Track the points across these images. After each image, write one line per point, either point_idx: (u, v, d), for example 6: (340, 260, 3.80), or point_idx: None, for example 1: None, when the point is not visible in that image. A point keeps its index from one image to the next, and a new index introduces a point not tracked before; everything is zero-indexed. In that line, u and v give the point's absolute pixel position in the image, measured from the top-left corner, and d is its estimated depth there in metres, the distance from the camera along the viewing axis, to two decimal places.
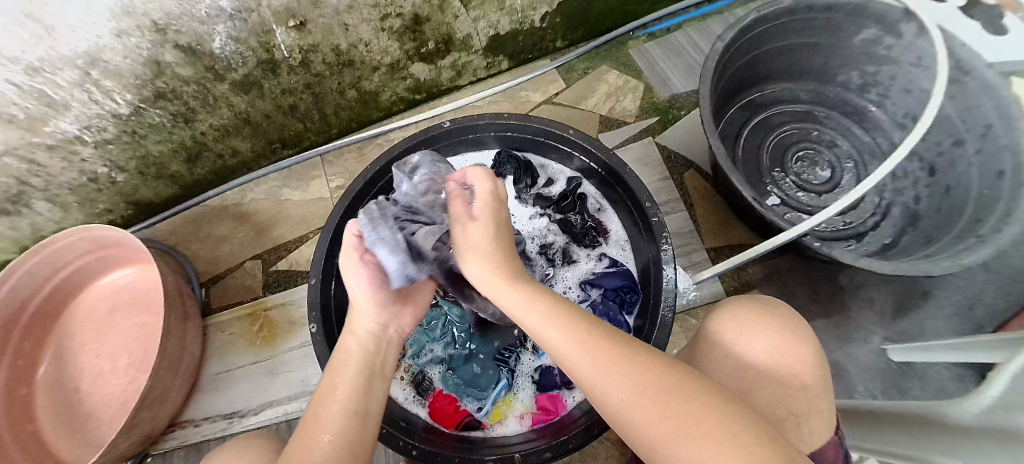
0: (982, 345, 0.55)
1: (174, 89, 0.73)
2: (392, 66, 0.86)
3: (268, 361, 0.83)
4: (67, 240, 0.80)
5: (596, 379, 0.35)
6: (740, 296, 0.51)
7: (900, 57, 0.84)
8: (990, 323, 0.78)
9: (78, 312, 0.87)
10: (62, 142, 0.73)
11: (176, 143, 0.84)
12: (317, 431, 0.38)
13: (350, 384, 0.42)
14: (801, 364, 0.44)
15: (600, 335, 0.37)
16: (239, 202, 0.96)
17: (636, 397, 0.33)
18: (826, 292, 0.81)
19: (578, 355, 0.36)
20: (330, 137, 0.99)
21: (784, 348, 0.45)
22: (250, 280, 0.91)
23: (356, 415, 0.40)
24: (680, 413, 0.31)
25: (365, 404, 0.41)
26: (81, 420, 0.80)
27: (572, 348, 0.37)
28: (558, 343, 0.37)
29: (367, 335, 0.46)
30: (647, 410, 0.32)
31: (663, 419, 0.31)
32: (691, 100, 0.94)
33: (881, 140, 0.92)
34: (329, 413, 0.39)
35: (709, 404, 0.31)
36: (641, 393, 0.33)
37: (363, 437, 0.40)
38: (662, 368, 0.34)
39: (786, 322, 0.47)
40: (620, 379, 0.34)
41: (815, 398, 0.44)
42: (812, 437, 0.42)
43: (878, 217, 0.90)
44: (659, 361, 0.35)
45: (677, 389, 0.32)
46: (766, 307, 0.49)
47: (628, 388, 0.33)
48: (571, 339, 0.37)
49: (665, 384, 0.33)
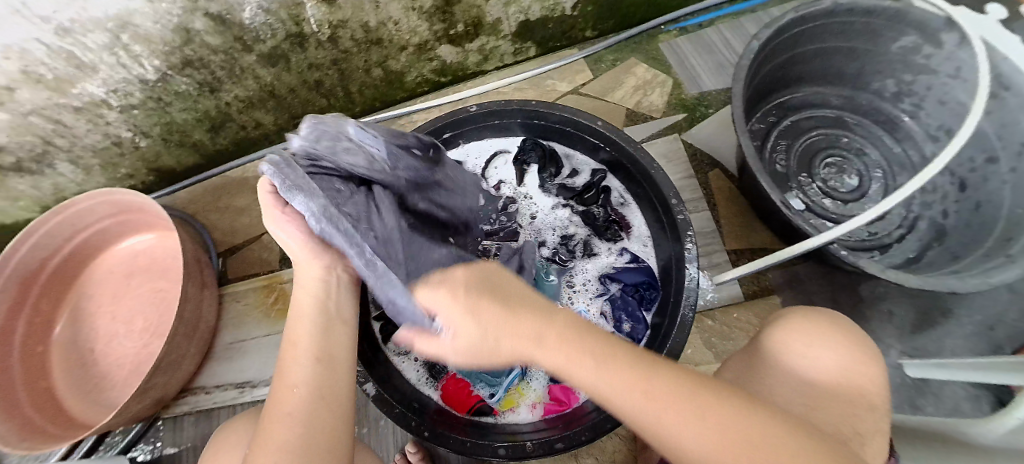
0: (1005, 366, 0.54)
1: (202, 57, 0.73)
2: (419, 46, 0.85)
3: (282, 334, 0.84)
4: (89, 203, 0.80)
5: (660, 424, 0.33)
6: (807, 308, 0.51)
7: (938, 68, 0.82)
8: (1010, 344, 0.77)
9: (97, 274, 0.89)
10: (88, 105, 0.73)
11: (200, 113, 0.84)
12: (288, 387, 0.38)
13: (309, 334, 0.41)
14: (869, 384, 0.44)
15: (656, 376, 0.35)
16: (259, 175, 0.97)
17: (717, 449, 0.31)
18: (845, 302, 0.80)
19: (628, 398, 0.34)
20: (352, 115, 0.99)
21: (854, 366, 0.45)
22: (267, 253, 0.92)
23: (323, 362, 0.40)
24: (747, 449, 0.31)
25: (331, 351, 0.41)
26: (96, 380, 0.82)
27: (620, 388, 0.34)
28: (605, 387, 0.34)
29: (314, 281, 0.43)
30: (728, 460, 0.31)
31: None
32: (720, 99, 0.92)
33: (912, 152, 0.90)
34: (296, 366, 0.39)
35: (785, 445, 0.31)
36: (721, 443, 0.31)
37: (334, 382, 0.40)
38: (728, 410, 0.33)
39: (852, 340, 0.46)
40: (692, 429, 0.32)
41: (880, 418, 0.43)
42: (875, 458, 0.42)
43: (904, 230, 0.87)
44: (723, 402, 0.33)
45: (751, 432, 0.32)
46: (836, 323, 0.48)
47: (703, 435, 0.32)
48: (618, 375, 0.35)
49: (739, 429, 0.32)
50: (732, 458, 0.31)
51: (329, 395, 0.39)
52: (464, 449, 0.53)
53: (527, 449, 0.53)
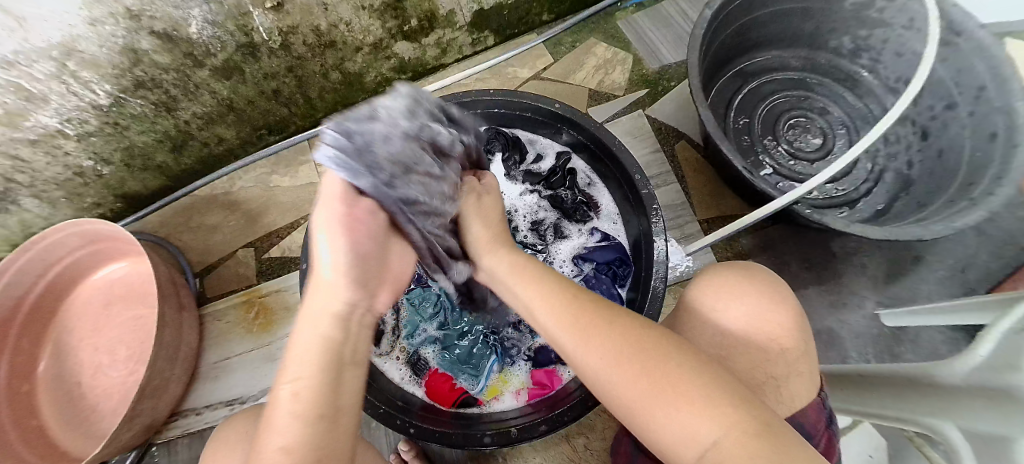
0: (974, 307, 0.57)
1: (154, 77, 0.71)
2: (375, 45, 0.84)
3: (266, 348, 0.84)
4: (59, 234, 0.79)
5: (582, 348, 0.38)
6: (724, 263, 0.50)
7: (891, 20, 0.82)
8: (983, 285, 0.79)
9: (74, 308, 0.87)
10: (44, 136, 0.72)
11: (161, 133, 0.82)
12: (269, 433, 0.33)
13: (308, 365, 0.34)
14: (782, 329, 0.44)
15: (588, 310, 0.39)
16: (228, 191, 0.95)
17: (620, 373, 0.35)
18: (819, 260, 0.82)
19: (559, 331, 0.40)
20: (316, 121, 0.98)
21: (765, 315, 0.45)
22: (244, 269, 0.91)
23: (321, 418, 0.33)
24: (655, 373, 0.34)
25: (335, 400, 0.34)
26: (85, 413, 0.81)
27: (559, 327, 0.40)
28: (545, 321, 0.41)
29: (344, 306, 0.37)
30: (625, 373, 0.35)
31: (638, 377, 0.34)
32: (681, 71, 0.92)
33: (874, 107, 0.92)
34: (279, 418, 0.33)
35: (687, 370, 0.33)
36: (622, 359, 0.35)
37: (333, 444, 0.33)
38: (645, 340, 0.36)
39: (764, 288, 0.46)
40: (603, 345, 0.37)
41: (796, 360, 0.44)
42: (794, 399, 0.43)
43: (870, 184, 0.90)
44: (641, 334, 0.37)
45: (661, 356, 0.34)
46: (746, 273, 0.48)
47: (610, 353, 0.36)
48: (556, 317, 0.40)
49: (651, 355, 0.35)
50: (630, 377, 0.34)
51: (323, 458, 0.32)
52: (455, 441, 0.53)
53: (513, 435, 0.54)
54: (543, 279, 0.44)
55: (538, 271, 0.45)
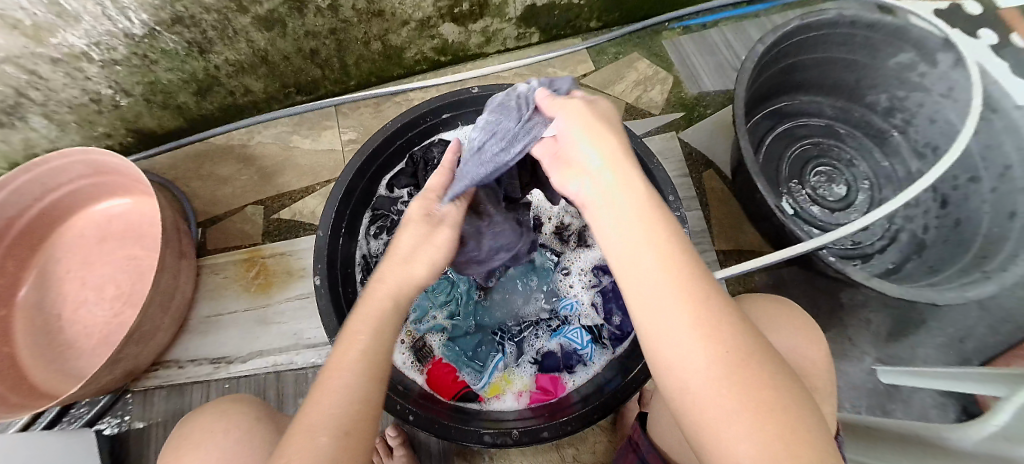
0: (970, 378, 0.57)
1: (193, 15, 0.69)
2: (422, 23, 0.83)
3: (262, 309, 0.82)
4: (63, 161, 0.76)
5: (687, 336, 0.30)
6: (767, 300, 0.53)
7: (931, 86, 0.83)
8: (977, 357, 0.80)
9: (67, 236, 0.84)
10: (67, 57, 0.69)
11: (188, 74, 0.80)
12: (324, 397, 0.35)
13: (368, 339, 0.39)
14: (814, 365, 0.46)
15: (702, 288, 0.32)
16: (245, 144, 0.93)
17: (717, 383, 0.28)
18: (826, 308, 0.82)
19: (670, 303, 0.31)
20: (347, 88, 0.96)
21: (803, 350, 0.47)
22: (249, 226, 0.89)
23: (376, 380, 0.37)
24: (766, 411, 0.27)
25: (383, 369, 0.38)
26: (61, 348, 0.78)
27: (667, 292, 0.31)
28: (651, 274, 0.32)
29: (403, 286, 0.42)
30: (729, 393, 0.28)
31: (741, 399, 0.28)
32: (719, 100, 0.92)
33: (898, 166, 0.92)
34: (341, 374, 0.36)
35: (794, 410, 0.28)
36: (726, 364, 0.29)
37: (371, 400, 0.36)
38: (749, 349, 0.30)
39: (803, 326, 0.49)
40: (710, 351, 0.29)
41: (827, 398, 0.45)
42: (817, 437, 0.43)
43: (885, 241, 0.90)
44: (747, 340, 0.30)
45: (762, 373, 0.29)
46: (786, 310, 0.51)
47: (716, 351, 0.29)
48: (670, 271, 0.32)
49: (757, 370, 0.29)
50: (734, 392, 0.28)
51: (365, 409, 0.35)
52: (450, 434, 0.53)
53: (512, 436, 0.53)
54: (653, 209, 0.34)
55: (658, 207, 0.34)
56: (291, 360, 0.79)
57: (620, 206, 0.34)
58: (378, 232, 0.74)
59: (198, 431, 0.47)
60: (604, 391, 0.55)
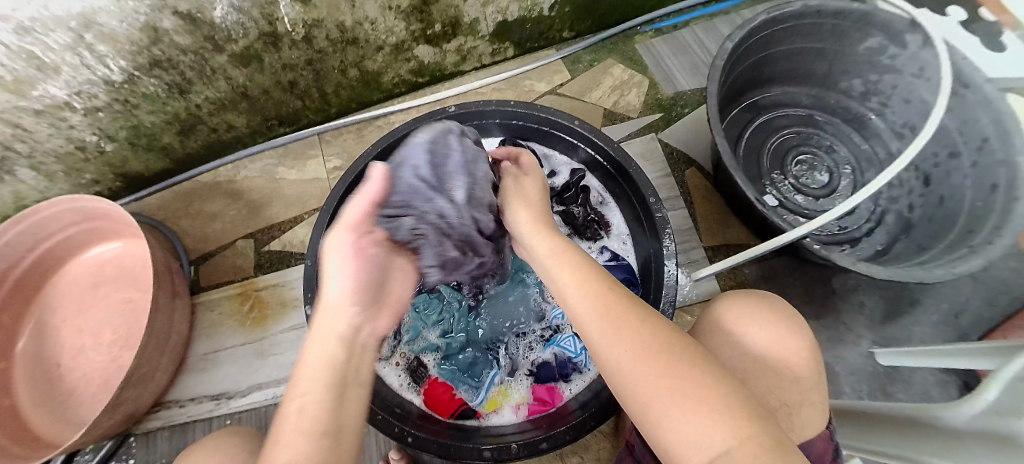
0: (968, 353, 0.57)
1: (171, 58, 0.70)
2: (396, 47, 0.84)
3: (258, 342, 0.82)
4: (52, 210, 0.77)
5: (606, 340, 0.38)
6: (742, 292, 0.54)
7: (903, 67, 0.85)
8: (974, 332, 0.80)
9: (62, 284, 0.85)
10: (50, 108, 0.70)
11: (169, 115, 0.81)
12: (277, 447, 0.33)
13: (315, 397, 0.35)
14: (797, 357, 0.47)
15: (622, 304, 0.40)
16: (232, 179, 0.94)
17: (643, 363, 0.35)
18: (819, 295, 0.82)
19: (587, 318, 0.40)
20: (329, 116, 0.97)
21: (783, 339, 0.48)
22: (241, 259, 0.89)
23: (325, 435, 0.34)
24: (679, 377, 0.33)
25: (338, 419, 0.36)
26: (61, 396, 0.78)
27: (591, 311, 0.40)
28: (578, 307, 0.41)
29: (336, 340, 0.38)
30: (646, 371, 0.34)
31: (659, 377, 0.34)
32: (696, 98, 0.93)
33: (878, 148, 0.93)
34: (293, 432, 0.34)
35: (709, 375, 0.33)
36: (644, 356, 0.35)
37: (338, 456, 0.35)
38: (665, 339, 0.36)
39: (783, 317, 0.50)
40: (630, 339, 0.37)
41: (810, 388, 0.46)
42: (805, 429, 0.44)
43: (872, 224, 0.91)
44: (662, 332, 0.37)
45: (677, 353, 0.35)
46: (766, 301, 0.52)
47: (635, 346, 0.36)
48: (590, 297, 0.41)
49: (672, 356, 0.35)
50: (653, 375, 0.34)
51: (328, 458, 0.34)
52: (450, 453, 0.53)
53: (511, 451, 0.53)
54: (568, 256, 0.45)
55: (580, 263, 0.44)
56: None
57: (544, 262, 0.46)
58: None
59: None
60: (600, 396, 0.56)
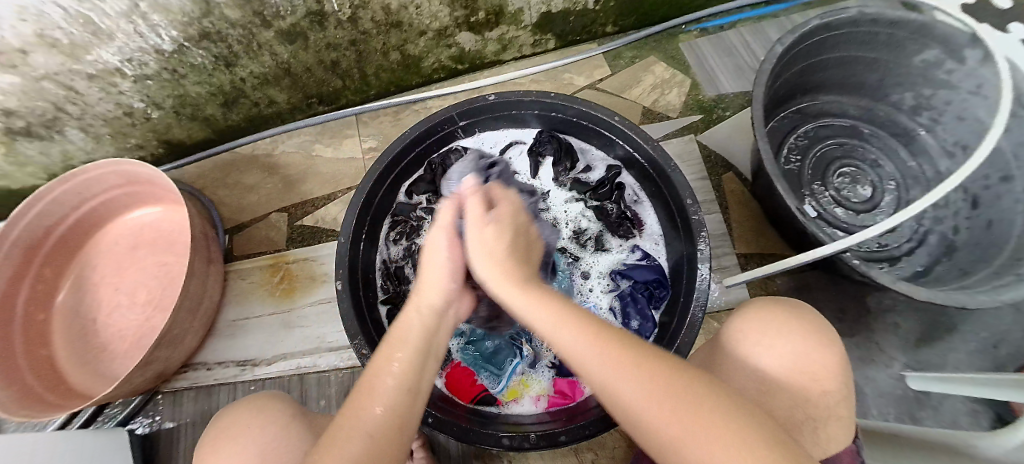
0: (1002, 384, 0.55)
1: (219, 31, 0.72)
2: (439, 32, 0.84)
3: (285, 314, 0.84)
4: (97, 172, 0.80)
5: (605, 377, 0.34)
6: (767, 300, 0.51)
7: (959, 83, 0.81)
8: (1014, 363, 0.77)
9: (102, 243, 0.88)
10: (102, 73, 0.72)
11: (214, 87, 0.83)
12: (368, 401, 0.36)
13: (404, 358, 0.39)
14: (824, 371, 0.45)
15: (617, 339, 0.36)
16: (269, 154, 0.96)
17: (647, 400, 0.31)
18: (852, 312, 0.80)
19: (587, 356, 0.35)
20: (367, 98, 0.98)
21: (808, 353, 0.45)
22: (273, 232, 0.91)
23: (408, 392, 0.38)
24: (692, 416, 0.30)
25: (418, 381, 0.39)
26: (96, 350, 0.81)
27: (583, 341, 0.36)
28: (569, 342, 0.36)
29: (429, 310, 0.43)
30: (656, 411, 0.31)
31: (671, 416, 0.30)
32: (738, 102, 0.91)
33: (926, 166, 0.90)
34: (382, 386, 0.37)
35: (722, 408, 0.30)
36: (654, 395, 0.31)
37: (408, 416, 0.37)
38: (679, 381, 0.32)
39: (810, 329, 0.47)
40: (630, 376, 0.33)
41: (836, 403, 0.45)
42: (827, 442, 0.44)
43: (913, 244, 0.87)
44: (678, 374, 0.33)
45: (682, 389, 0.31)
46: (792, 312, 0.49)
47: (637, 384, 0.32)
48: (585, 334, 0.36)
49: (678, 391, 0.31)
50: (671, 415, 0.30)
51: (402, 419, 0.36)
52: (468, 436, 0.53)
53: (530, 441, 0.53)
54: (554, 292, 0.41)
55: (570, 299, 0.39)
56: (314, 363, 0.81)
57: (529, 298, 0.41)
58: (398, 238, 0.75)
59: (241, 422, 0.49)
60: None
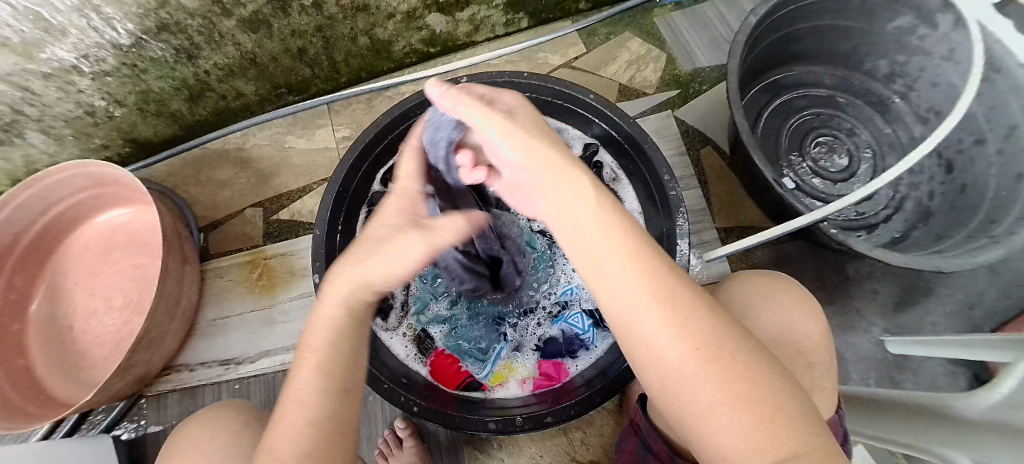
0: (982, 345, 0.54)
1: (178, 21, 0.68)
2: (408, 14, 0.82)
3: (266, 310, 0.83)
4: (63, 174, 0.77)
5: (648, 329, 0.30)
6: (764, 274, 0.53)
7: (932, 49, 0.81)
8: (988, 323, 0.79)
9: (73, 248, 0.85)
10: (58, 71, 0.69)
11: (178, 81, 0.80)
12: (291, 419, 0.34)
13: (328, 363, 0.36)
14: (812, 341, 0.47)
15: (663, 280, 0.31)
16: (241, 147, 0.93)
17: (687, 361, 0.28)
18: (832, 280, 0.81)
19: (635, 305, 0.30)
20: (338, 85, 0.96)
21: (800, 325, 0.47)
22: (250, 228, 0.89)
23: (336, 393, 0.35)
24: (738, 385, 0.28)
25: (347, 379, 0.36)
26: (74, 359, 0.80)
27: (630, 288, 0.31)
28: (612, 277, 0.31)
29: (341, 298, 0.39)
30: (699, 378, 0.28)
31: (718, 386, 0.28)
32: (714, 75, 0.91)
33: (900, 133, 0.91)
34: (304, 398, 0.34)
35: (765, 381, 0.28)
36: (699, 357, 0.28)
37: (348, 416, 0.36)
38: (730, 343, 0.29)
39: (799, 300, 0.49)
40: (679, 331, 0.29)
41: (819, 372, 0.45)
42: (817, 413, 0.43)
43: (890, 211, 0.89)
44: (728, 331, 0.30)
45: (732, 352, 0.29)
46: (779, 283, 0.51)
47: (683, 341, 0.29)
48: (636, 276, 0.31)
49: (727, 356, 0.28)
50: (716, 390, 0.28)
51: (340, 427, 0.34)
52: (456, 424, 0.53)
53: (518, 424, 0.53)
54: (609, 214, 0.33)
55: (630, 230, 0.33)
56: None
57: (586, 228, 0.33)
58: None
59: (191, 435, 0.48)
60: (608, 374, 0.57)
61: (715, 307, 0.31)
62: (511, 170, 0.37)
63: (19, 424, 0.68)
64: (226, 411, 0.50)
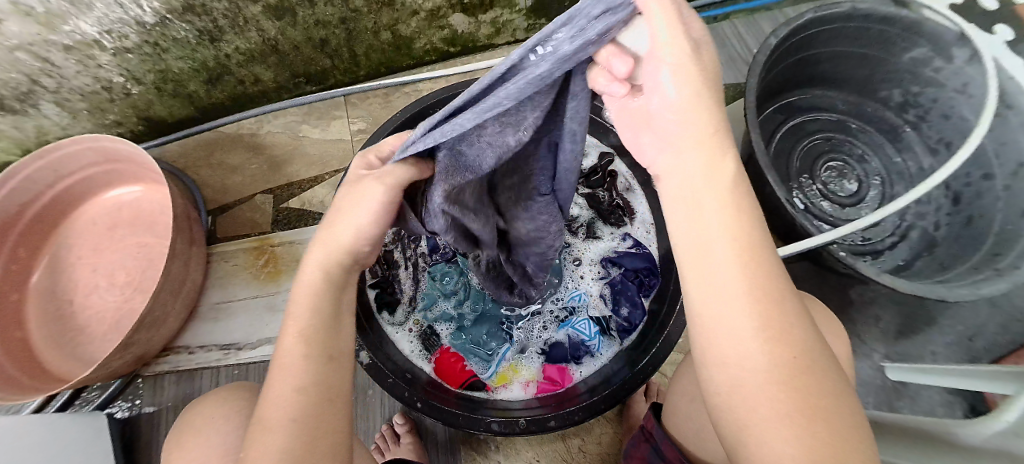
0: (985, 377, 0.53)
1: (205, 4, 0.68)
2: (432, 13, 0.82)
3: (270, 297, 0.83)
4: (74, 148, 0.77)
5: (737, 331, 0.29)
6: (796, 292, 0.54)
7: (945, 82, 0.81)
8: (986, 356, 0.79)
9: (79, 222, 0.85)
10: (79, 44, 0.69)
11: (198, 62, 0.80)
12: (282, 384, 0.37)
13: (314, 329, 0.39)
14: (839, 360, 0.47)
15: (769, 290, 0.30)
16: (255, 133, 0.94)
17: (767, 375, 0.28)
18: (835, 303, 0.82)
19: (731, 304, 0.30)
20: (356, 78, 0.96)
21: (832, 345, 0.48)
22: (259, 215, 0.90)
23: (324, 360, 0.38)
24: (814, 412, 0.27)
25: (334, 347, 0.40)
26: (71, 334, 0.79)
27: (733, 288, 0.30)
28: (715, 272, 0.30)
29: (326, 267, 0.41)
30: (774, 392, 0.27)
31: (791, 407, 0.27)
32: (730, 93, 0.92)
33: (910, 163, 0.91)
34: (292, 361, 0.37)
35: (841, 418, 0.27)
36: (780, 373, 0.28)
37: (335, 382, 0.39)
38: (817, 372, 0.28)
39: (833, 323, 0.50)
40: (766, 343, 0.28)
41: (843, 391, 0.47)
42: None
43: (895, 238, 0.90)
44: (819, 360, 0.29)
45: (814, 380, 0.28)
46: (808, 302, 0.52)
47: (769, 354, 0.28)
48: (739, 265, 0.30)
49: (810, 382, 0.28)
50: (786, 410, 0.27)
51: (327, 391, 0.37)
52: (457, 421, 0.54)
53: (521, 425, 0.54)
54: (736, 195, 0.31)
55: (751, 222, 0.31)
56: None
57: (706, 198, 0.31)
58: None
59: (203, 413, 0.48)
60: (613, 385, 0.57)
61: (804, 319, 0.30)
62: (657, 105, 0.31)
63: (13, 395, 0.67)
64: (238, 390, 0.50)
